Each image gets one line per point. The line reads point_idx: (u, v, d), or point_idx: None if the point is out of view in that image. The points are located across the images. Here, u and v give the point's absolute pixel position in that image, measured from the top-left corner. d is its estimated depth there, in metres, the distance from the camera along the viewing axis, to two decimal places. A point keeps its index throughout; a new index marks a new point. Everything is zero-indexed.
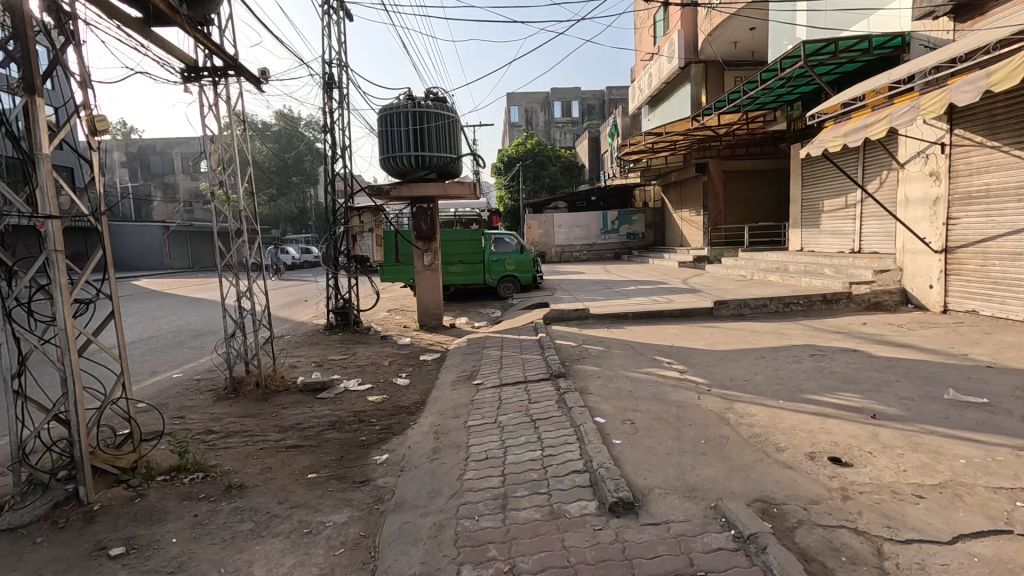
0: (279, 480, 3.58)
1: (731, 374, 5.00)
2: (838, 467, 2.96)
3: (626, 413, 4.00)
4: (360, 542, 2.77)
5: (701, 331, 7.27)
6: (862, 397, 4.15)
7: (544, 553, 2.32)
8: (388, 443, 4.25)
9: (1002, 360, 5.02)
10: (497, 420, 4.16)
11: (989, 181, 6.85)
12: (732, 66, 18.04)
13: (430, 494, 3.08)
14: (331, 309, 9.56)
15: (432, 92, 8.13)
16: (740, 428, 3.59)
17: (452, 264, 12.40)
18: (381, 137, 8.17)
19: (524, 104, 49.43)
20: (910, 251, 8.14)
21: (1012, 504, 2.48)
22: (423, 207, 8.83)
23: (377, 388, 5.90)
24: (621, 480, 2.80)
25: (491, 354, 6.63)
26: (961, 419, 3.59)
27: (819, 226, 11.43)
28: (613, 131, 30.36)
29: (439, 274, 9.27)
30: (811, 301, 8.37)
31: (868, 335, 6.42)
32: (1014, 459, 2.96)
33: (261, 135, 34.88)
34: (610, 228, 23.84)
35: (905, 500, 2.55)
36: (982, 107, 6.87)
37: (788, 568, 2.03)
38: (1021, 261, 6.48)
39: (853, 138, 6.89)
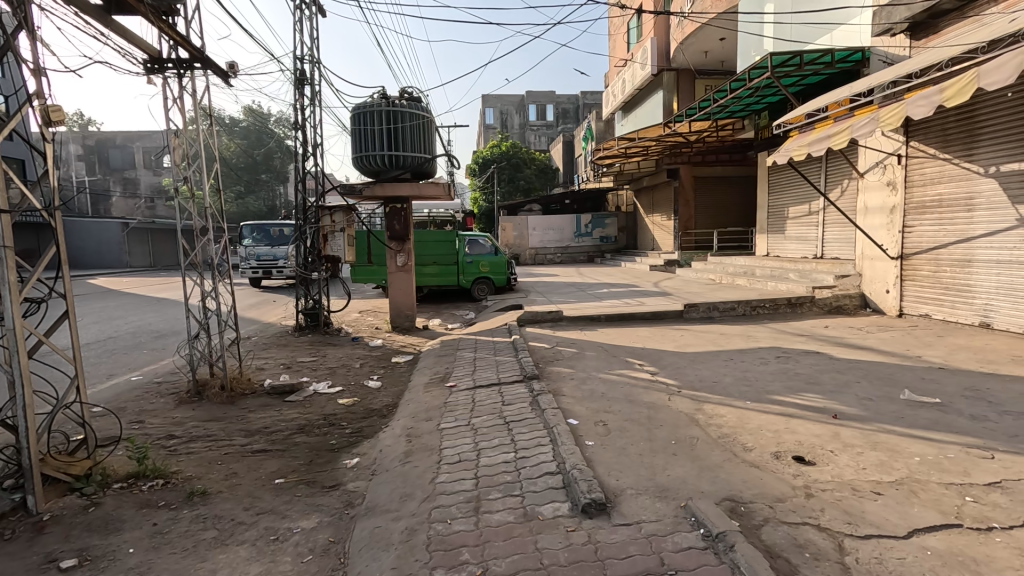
0: (245, 486, 3.47)
1: (701, 375, 5.10)
2: (802, 466, 3.05)
3: (599, 414, 4.04)
4: (330, 548, 2.71)
5: (672, 333, 7.41)
6: (825, 397, 4.30)
7: (517, 556, 2.31)
8: (358, 447, 4.17)
9: (953, 362, 5.29)
10: (470, 422, 4.14)
11: (941, 192, 7.21)
12: (702, 74, 18.53)
13: (402, 498, 3.04)
14: (300, 310, 9.35)
15: (407, 92, 8.08)
16: (708, 429, 3.67)
17: (425, 265, 12.32)
18: (354, 136, 8.05)
19: (499, 107, 49.45)
20: (869, 257, 8.48)
21: (963, 499, 2.60)
22: (396, 208, 8.76)
23: (348, 391, 5.79)
24: (594, 481, 2.82)
25: (465, 356, 6.60)
26: (915, 419, 3.75)
27: (784, 232, 11.80)
28: (586, 135, 30.76)
29: (413, 275, 9.15)
30: (777, 305, 8.61)
31: (830, 338, 6.66)
32: (965, 456, 3.10)
33: (229, 131, 33.97)
34: (583, 231, 24.08)
35: (864, 497, 2.65)
36: (935, 121, 7.22)
37: (755, 566, 2.06)
38: (971, 268, 6.82)
39: (817, 149, 7.13)
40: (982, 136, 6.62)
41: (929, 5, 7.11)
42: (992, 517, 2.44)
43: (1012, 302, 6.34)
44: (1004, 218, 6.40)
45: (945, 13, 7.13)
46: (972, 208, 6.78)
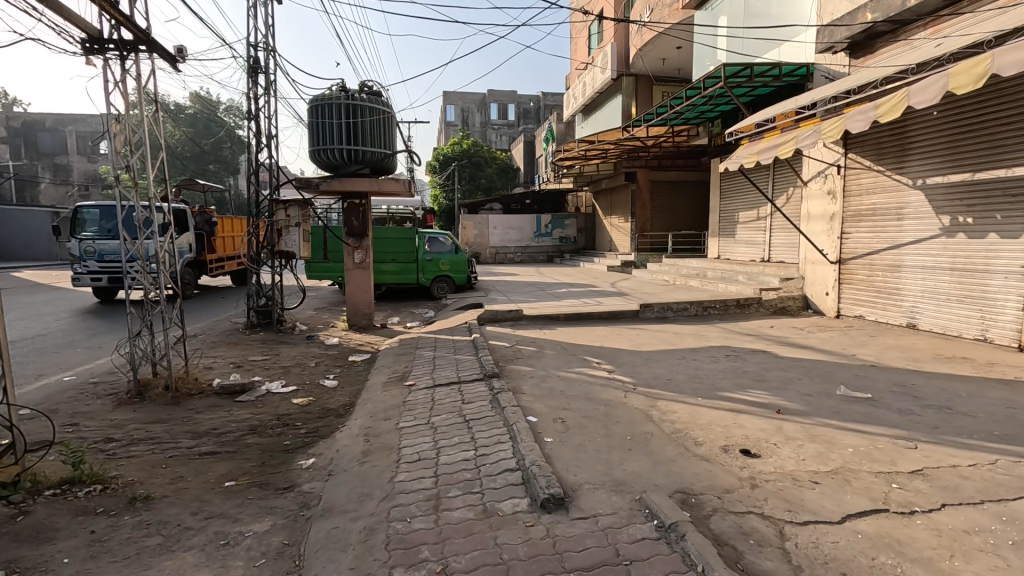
0: (191, 490, 3.32)
1: (656, 373, 5.27)
2: (748, 458, 3.22)
3: (558, 411, 4.10)
4: (284, 551, 2.65)
5: (629, 332, 7.62)
6: (770, 394, 4.53)
7: (476, 552, 2.33)
8: (314, 447, 4.07)
9: (883, 360, 5.69)
10: (429, 421, 4.13)
11: (875, 202, 7.73)
12: (659, 81, 19.02)
13: (360, 498, 3.00)
14: (252, 308, 9.04)
15: (366, 86, 7.94)
16: (662, 424, 3.81)
17: (383, 262, 12.13)
18: (311, 128, 7.83)
19: (460, 104, 49.12)
20: (811, 261, 8.99)
21: (890, 486, 2.82)
22: (355, 203, 8.60)
23: (302, 391, 5.62)
24: (552, 477, 2.87)
25: (424, 355, 6.55)
26: (850, 413, 4.02)
27: (734, 236, 12.32)
28: (547, 136, 31.04)
29: (371, 273, 8.98)
30: (727, 305, 8.96)
31: (775, 337, 7.03)
32: (893, 446, 3.36)
33: (174, 117, 32.24)
34: (543, 232, 24.28)
35: (803, 486, 2.83)
36: (871, 135, 7.74)
37: (705, 553, 2.16)
38: (900, 273, 7.34)
39: (766, 157, 7.53)
40: (911, 151, 7.14)
41: (866, 27, 7.59)
42: (914, 502, 2.65)
43: (936, 305, 6.86)
44: (930, 227, 6.92)
45: (880, 34, 7.65)
46: (902, 217, 7.30)
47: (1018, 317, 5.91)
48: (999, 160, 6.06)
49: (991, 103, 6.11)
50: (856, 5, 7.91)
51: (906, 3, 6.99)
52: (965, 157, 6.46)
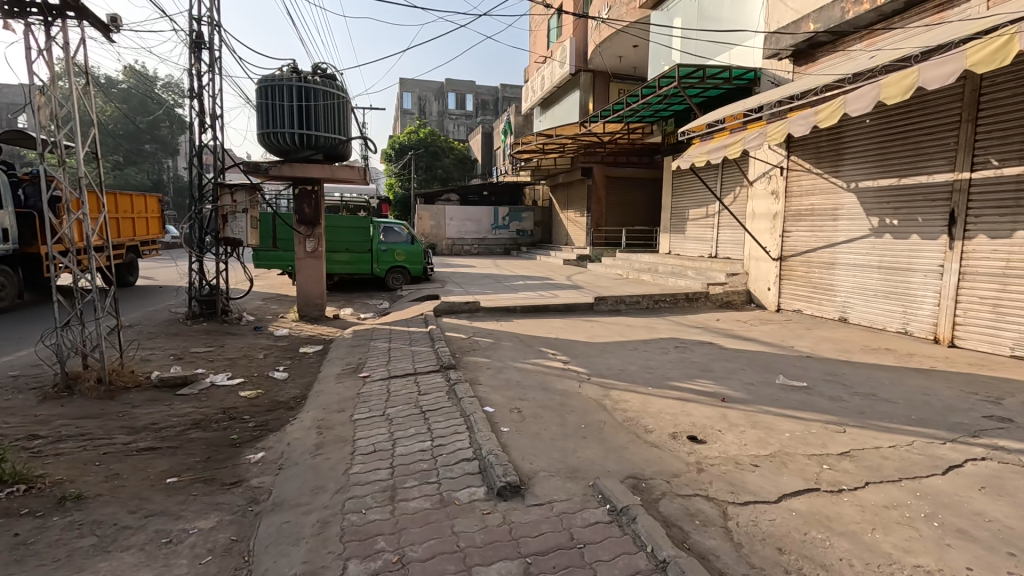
0: (129, 488, 3.15)
1: (609, 364, 5.41)
2: (695, 444, 3.37)
3: (514, 402, 4.15)
4: (232, 547, 2.56)
5: (583, 324, 7.78)
6: (715, 383, 4.76)
7: (433, 541, 2.34)
8: (263, 440, 3.94)
9: (818, 351, 6.08)
10: (385, 412, 4.08)
11: (813, 202, 8.21)
12: (616, 78, 19.38)
13: (313, 491, 2.93)
14: (193, 296, 8.60)
15: (320, 68, 7.67)
16: (615, 413, 3.94)
17: (336, 252, 11.82)
18: (260, 110, 7.48)
19: (417, 92, 48.25)
20: (755, 258, 9.46)
21: (821, 467, 3.04)
22: (306, 189, 8.32)
23: (250, 383, 5.42)
24: (509, 465, 2.91)
25: (379, 346, 6.45)
26: (788, 400, 4.29)
27: (684, 232, 12.77)
28: (506, 128, 31.01)
29: (323, 262, 8.72)
30: (676, 299, 9.29)
31: (721, 330, 7.37)
32: (825, 431, 3.61)
33: (105, 92, 30.01)
34: (500, 224, 24.30)
35: (745, 469, 3.00)
36: (811, 139, 8.20)
37: (654, 535, 2.26)
38: (834, 270, 7.84)
39: (714, 157, 7.84)
40: (845, 156, 7.63)
41: (809, 36, 8.03)
42: (843, 481, 2.87)
43: (865, 300, 7.38)
44: (861, 228, 7.41)
45: (821, 44, 8.09)
46: (837, 218, 7.79)
47: (934, 312, 6.45)
48: (922, 168, 6.56)
49: (915, 115, 6.60)
50: (801, 14, 8.33)
51: (844, 16, 7.43)
52: (892, 163, 6.95)
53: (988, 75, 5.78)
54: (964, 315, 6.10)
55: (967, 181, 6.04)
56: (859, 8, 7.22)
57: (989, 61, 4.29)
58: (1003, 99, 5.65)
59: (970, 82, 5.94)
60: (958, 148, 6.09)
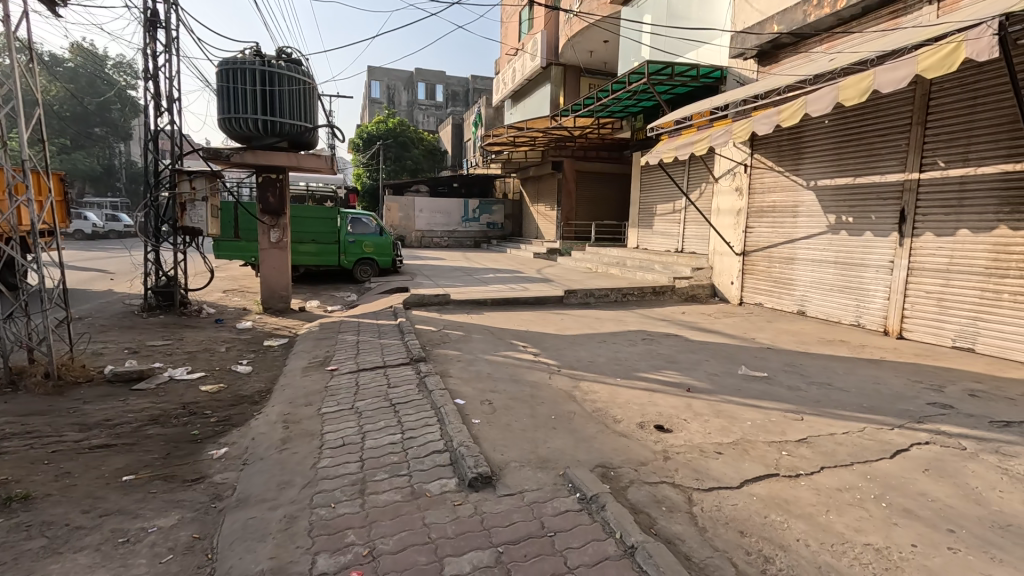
0: (81, 487, 3.01)
1: (578, 356, 5.48)
2: (661, 433, 3.46)
3: (485, 394, 4.15)
4: (194, 545, 2.48)
5: (553, 317, 7.84)
6: (681, 374, 4.89)
7: (404, 533, 2.33)
8: (226, 436, 3.83)
9: (777, 343, 6.32)
10: (353, 406, 4.02)
11: (775, 199, 8.49)
12: (587, 72, 19.50)
13: (280, 486, 2.87)
14: (150, 287, 8.26)
15: (284, 52, 7.43)
16: (584, 404, 4.00)
17: (302, 243, 11.52)
18: (220, 94, 7.20)
19: (386, 81, 47.29)
20: (719, 253, 9.72)
21: (780, 453, 3.16)
22: (270, 177, 8.06)
23: (212, 377, 5.25)
24: (480, 457, 2.92)
25: (347, 339, 6.34)
26: (749, 390, 4.44)
27: (651, 227, 12.99)
28: (477, 120, 30.78)
29: (288, 253, 8.49)
30: (644, 293, 9.47)
31: (686, 322, 7.56)
32: (784, 419, 3.76)
33: (50, 70, 28.25)
34: (471, 216, 24.16)
35: (709, 456, 3.10)
36: (773, 138, 8.46)
37: (622, 522, 2.31)
38: (793, 265, 8.14)
39: (682, 154, 8.01)
40: (805, 154, 7.91)
41: (773, 37, 8.28)
42: (800, 466, 3.00)
43: (822, 295, 7.70)
44: (819, 224, 7.71)
45: (784, 45, 8.34)
46: (797, 215, 8.08)
47: (884, 305, 6.78)
48: (875, 168, 6.86)
49: (870, 117, 6.89)
50: (766, 15, 8.57)
51: (806, 19, 7.70)
52: (848, 163, 7.25)
53: (937, 80, 6.09)
54: (911, 308, 6.44)
55: (917, 181, 6.34)
56: (820, 12, 7.49)
57: (938, 67, 4.49)
58: (950, 103, 5.96)
59: (921, 87, 6.24)
60: (909, 149, 6.40)
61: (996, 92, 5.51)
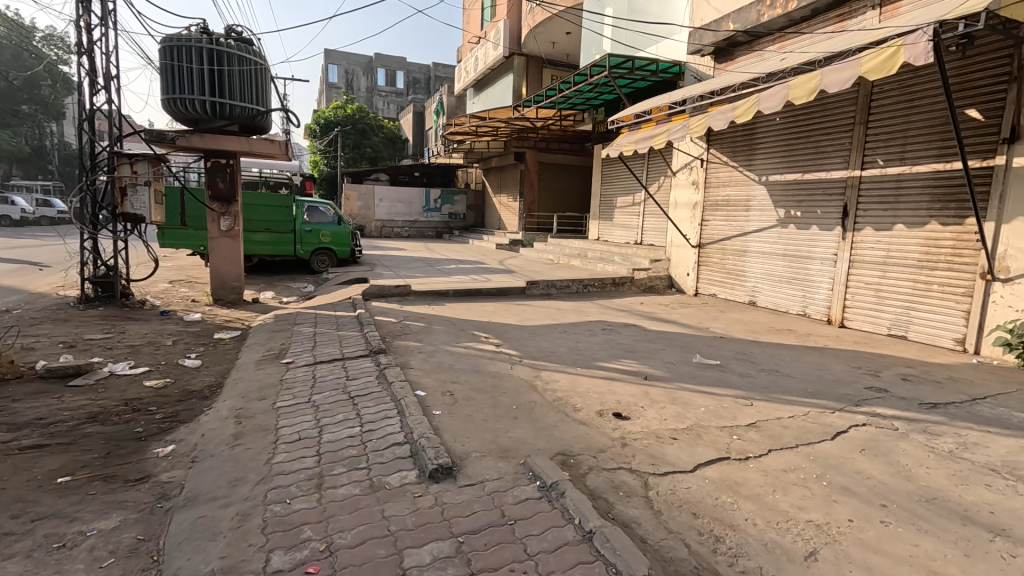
0: (10, 491, 2.81)
1: (540, 346, 5.53)
2: (620, 421, 3.53)
3: (446, 385, 4.13)
4: (138, 547, 2.37)
5: (515, 308, 7.87)
6: (639, 363, 5.01)
7: (363, 527, 2.29)
8: (173, 433, 3.66)
9: (730, 332, 6.57)
10: (310, 399, 3.92)
11: (729, 194, 8.78)
12: (549, 64, 19.53)
13: (231, 483, 2.77)
14: (86, 277, 7.77)
15: (234, 31, 7.08)
16: (545, 393, 4.04)
17: (255, 232, 11.09)
18: (163, 73, 6.79)
19: (344, 65, 45.88)
20: (676, 245, 9.98)
21: (731, 437, 3.30)
22: (220, 163, 7.69)
23: (157, 371, 4.99)
24: (441, 448, 2.91)
25: (304, 331, 6.16)
26: (703, 377, 4.61)
27: (612, 220, 13.20)
28: (438, 108, 30.35)
29: (240, 242, 8.15)
30: (604, 284, 9.62)
31: (644, 313, 7.75)
32: (735, 405, 3.92)
33: None
34: (432, 207, 23.84)
35: (665, 442, 3.20)
36: (728, 134, 8.72)
37: (581, 508, 2.35)
38: (745, 257, 8.46)
39: (641, 147, 8.15)
40: (758, 150, 8.20)
41: (728, 35, 8.52)
42: (749, 449, 3.14)
43: (771, 285, 8.03)
44: (769, 218, 8.03)
45: (739, 44, 8.60)
46: (749, 209, 8.39)
47: (828, 296, 7.16)
48: (822, 165, 7.20)
49: (817, 116, 7.21)
50: (722, 14, 8.80)
51: (760, 19, 7.95)
52: (797, 159, 7.56)
53: (877, 83, 6.42)
54: (852, 299, 6.83)
55: (859, 177, 6.69)
56: (773, 12, 7.75)
57: (879, 69, 4.73)
58: (889, 105, 6.30)
59: (864, 89, 6.57)
60: (852, 147, 6.73)
61: (930, 96, 5.86)
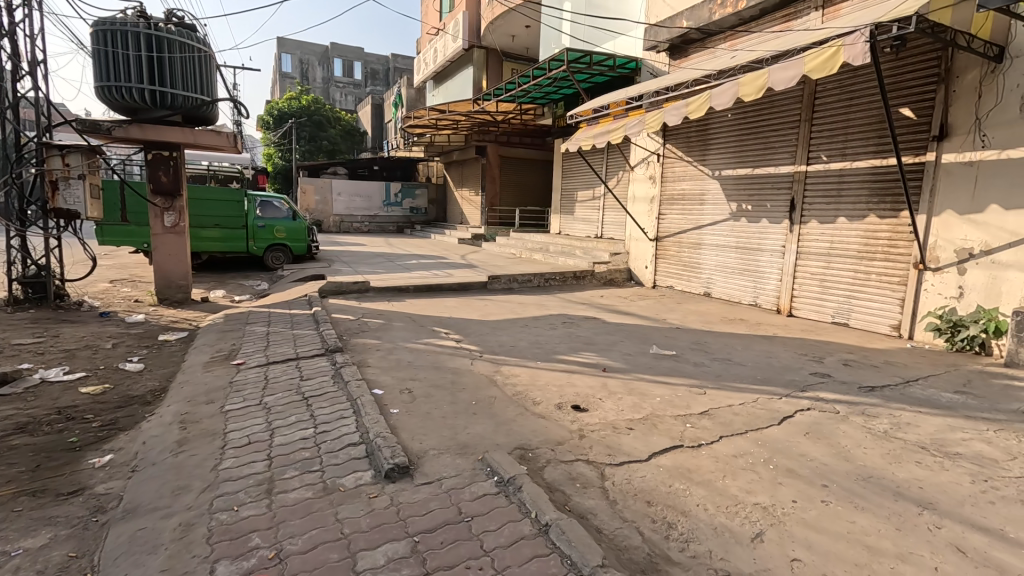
0: None
1: (500, 341, 5.52)
2: (578, 413, 3.57)
3: (405, 382, 4.08)
4: (71, 564, 2.23)
5: (477, 303, 7.83)
6: (597, 355, 5.09)
7: (315, 531, 2.23)
8: (111, 441, 3.46)
9: (685, 323, 6.75)
10: (261, 401, 3.78)
11: (684, 188, 9.00)
12: (508, 57, 19.48)
13: (174, 492, 2.64)
14: (14, 278, 7.23)
15: (174, 15, 6.71)
16: (505, 388, 4.04)
17: (204, 228, 10.60)
18: (97, 59, 6.37)
19: (298, 54, 44.30)
20: (635, 238, 10.17)
21: (684, 426, 3.39)
22: (162, 155, 7.28)
23: (95, 377, 4.71)
24: (397, 447, 2.86)
25: (256, 331, 5.94)
26: (660, 367, 4.72)
27: (572, 214, 13.31)
28: (398, 101, 29.82)
29: (186, 239, 7.77)
30: (565, 277, 9.71)
31: (603, 305, 7.87)
32: (689, 393, 4.03)
33: None
34: (392, 201, 23.44)
35: (621, 432, 3.26)
36: (683, 130, 8.93)
37: (538, 502, 2.36)
38: (700, 249, 8.70)
39: (599, 142, 8.24)
40: (711, 146, 8.43)
41: (682, 32, 8.70)
42: (702, 437, 3.23)
43: (725, 277, 8.30)
44: (722, 212, 8.28)
45: (692, 41, 8.80)
46: (703, 203, 8.63)
47: (777, 286, 7.45)
48: (770, 160, 7.46)
49: (766, 112, 7.47)
50: (675, 11, 8.98)
51: (711, 17, 8.14)
52: (748, 154, 7.81)
53: (820, 82, 6.71)
54: (799, 289, 7.13)
55: (805, 172, 6.98)
56: (724, 11, 7.95)
57: (822, 68, 4.94)
58: (832, 103, 6.59)
59: (808, 87, 6.85)
60: (798, 144, 7.01)
61: (868, 94, 6.17)
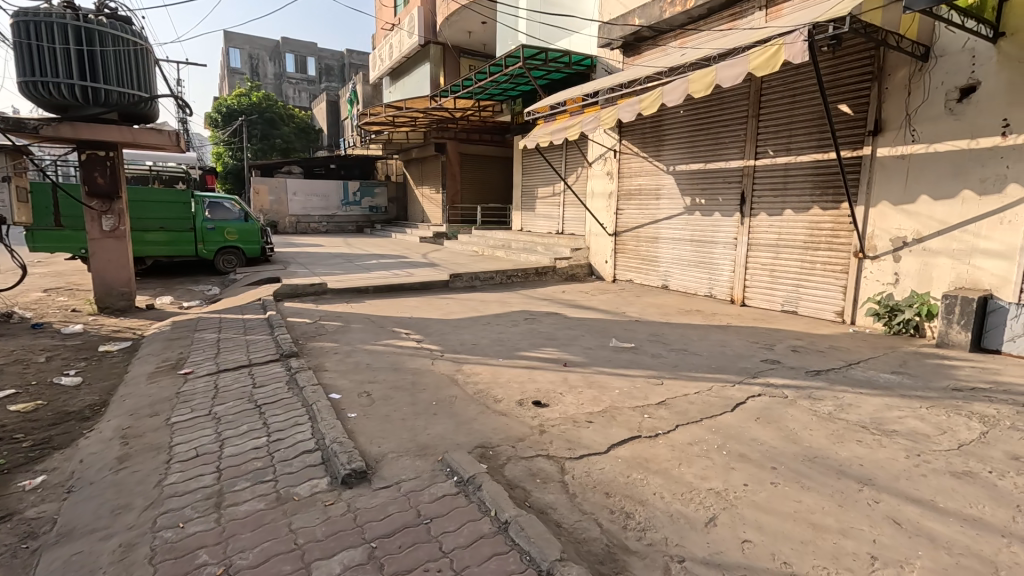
0: None
1: (461, 340, 5.49)
2: (539, 409, 3.59)
3: (363, 385, 4.00)
4: None
5: (439, 302, 7.76)
6: (558, 350, 5.13)
7: (267, 543, 2.16)
8: (44, 462, 3.24)
9: (645, 315, 6.89)
10: (211, 411, 3.62)
11: (641, 183, 9.17)
12: (465, 54, 19.35)
13: (114, 512, 2.50)
14: None
15: (106, 7, 6.31)
16: (466, 387, 4.02)
17: (148, 231, 10.07)
18: (18, 52, 5.89)
19: (247, 50, 42.63)
20: (595, 233, 10.30)
21: (642, 417, 3.46)
22: (98, 155, 6.87)
23: (26, 394, 4.39)
24: (354, 452, 2.80)
25: (207, 337, 5.70)
26: (620, 360, 4.80)
27: (533, 210, 13.35)
28: (354, 98, 29.16)
29: (128, 243, 7.37)
30: (527, 274, 9.73)
31: (565, 301, 7.93)
32: (647, 384, 4.12)
33: None
34: (351, 200, 22.94)
35: (581, 425, 3.30)
36: (638, 126, 9.10)
37: (498, 499, 2.35)
38: (658, 243, 8.89)
39: (556, 139, 8.29)
40: (665, 142, 8.62)
41: (634, 30, 8.85)
42: (659, 426, 3.31)
43: (681, 270, 8.52)
44: (677, 206, 8.49)
45: (645, 39, 8.97)
46: (659, 197, 8.82)
47: (730, 277, 7.70)
48: (721, 155, 7.69)
49: (716, 109, 7.69)
50: (628, 9, 9.13)
51: (662, 15, 8.31)
52: (699, 149, 8.03)
53: (765, 80, 6.96)
54: (751, 279, 7.40)
55: (753, 167, 7.22)
56: (674, 9, 8.14)
57: (766, 66, 5.12)
58: (776, 100, 6.85)
59: (754, 85, 7.10)
60: (747, 139, 7.25)
61: (809, 92, 6.44)
